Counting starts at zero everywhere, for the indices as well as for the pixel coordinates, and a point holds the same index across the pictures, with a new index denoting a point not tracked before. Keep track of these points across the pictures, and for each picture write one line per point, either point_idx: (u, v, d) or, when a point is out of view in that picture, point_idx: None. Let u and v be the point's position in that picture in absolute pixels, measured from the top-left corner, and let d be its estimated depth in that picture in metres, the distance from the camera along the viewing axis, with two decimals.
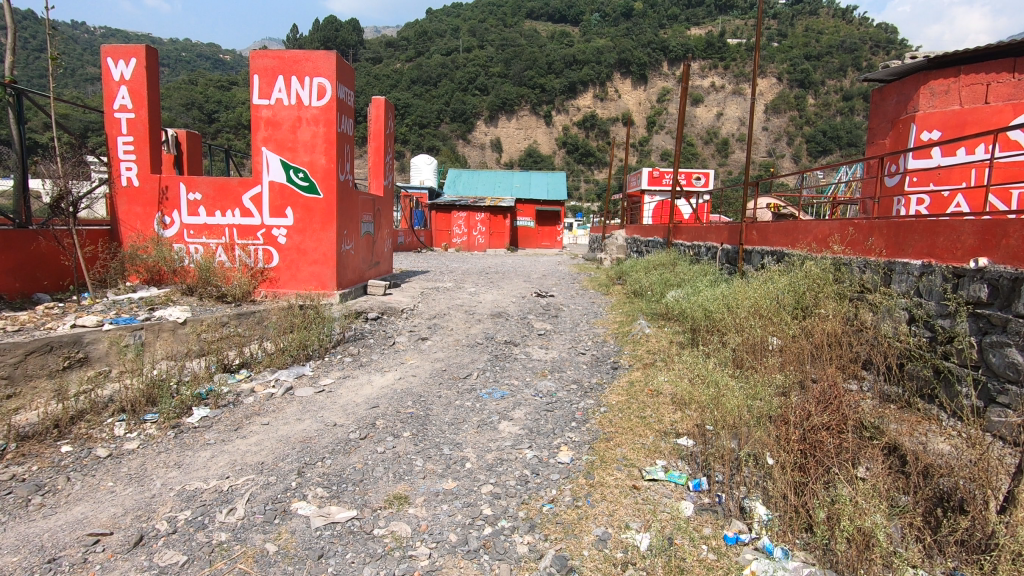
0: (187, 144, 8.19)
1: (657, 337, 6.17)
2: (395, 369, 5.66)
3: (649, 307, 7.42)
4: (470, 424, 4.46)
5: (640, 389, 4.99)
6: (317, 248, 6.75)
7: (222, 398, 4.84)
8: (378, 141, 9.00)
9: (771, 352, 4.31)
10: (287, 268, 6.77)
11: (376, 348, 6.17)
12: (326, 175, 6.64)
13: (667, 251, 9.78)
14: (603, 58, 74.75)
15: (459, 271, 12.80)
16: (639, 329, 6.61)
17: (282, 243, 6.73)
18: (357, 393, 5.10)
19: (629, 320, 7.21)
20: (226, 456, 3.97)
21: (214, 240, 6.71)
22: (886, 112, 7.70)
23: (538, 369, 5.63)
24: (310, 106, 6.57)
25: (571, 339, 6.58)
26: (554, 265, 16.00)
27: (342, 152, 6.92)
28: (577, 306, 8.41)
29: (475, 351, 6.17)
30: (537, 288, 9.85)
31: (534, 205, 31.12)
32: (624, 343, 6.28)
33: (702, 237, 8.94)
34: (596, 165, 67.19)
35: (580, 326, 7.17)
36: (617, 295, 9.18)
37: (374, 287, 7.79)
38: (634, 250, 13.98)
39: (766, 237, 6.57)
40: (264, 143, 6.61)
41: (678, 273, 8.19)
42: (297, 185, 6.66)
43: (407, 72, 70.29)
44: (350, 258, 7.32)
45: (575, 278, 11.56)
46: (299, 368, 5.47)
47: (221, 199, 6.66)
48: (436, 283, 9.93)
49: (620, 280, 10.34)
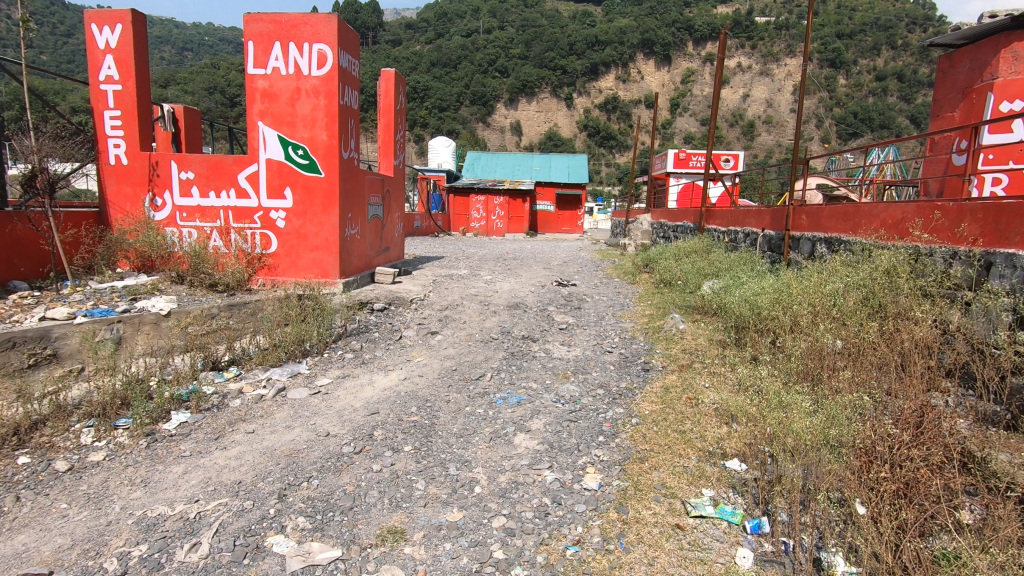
0: (185, 121, 7.64)
1: (694, 336, 5.49)
2: (400, 368, 5.09)
3: (683, 300, 6.73)
4: (481, 436, 3.87)
5: (677, 397, 4.35)
6: (318, 233, 6.19)
7: (205, 400, 4.33)
8: (388, 117, 8.36)
9: (837, 359, 3.64)
10: (286, 254, 6.23)
11: (381, 343, 5.61)
12: (327, 152, 6.06)
13: (699, 237, 9.04)
14: (626, 38, 72.74)
15: (476, 257, 12.18)
16: (673, 324, 5.93)
17: (281, 227, 6.19)
18: (355, 396, 4.54)
19: (661, 313, 6.54)
20: (200, 473, 3.44)
21: (208, 223, 6.19)
22: (956, 80, 6.79)
23: (560, 370, 5.01)
24: (309, 75, 5.96)
25: (596, 335, 5.95)
26: (575, 252, 15.32)
27: (346, 127, 6.32)
28: (601, 297, 7.75)
29: (489, 347, 5.58)
30: (558, 276, 9.22)
31: (554, 188, 30.29)
32: (656, 341, 5.62)
33: (740, 222, 8.16)
34: (618, 148, 65.73)
35: (605, 319, 6.52)
36: (645, 285, 8.49)
37: (382, 275, 7.23)
38: (661, 236, 13.19)
39: (819, 222, 5.80)
40: (260, 117, 6.04)
41: (715, 263, 7.44)
42: (296, 163, 6.09)
43: (426, 54, 69.27)
44: (355, 244, 6.76)
45: (598, 265, 10.87)
46: (294, 366, 4.96)
47: (215, 178, 6.13)
48: (451, 270, 9.37)
49: (647, 268, 9.63)
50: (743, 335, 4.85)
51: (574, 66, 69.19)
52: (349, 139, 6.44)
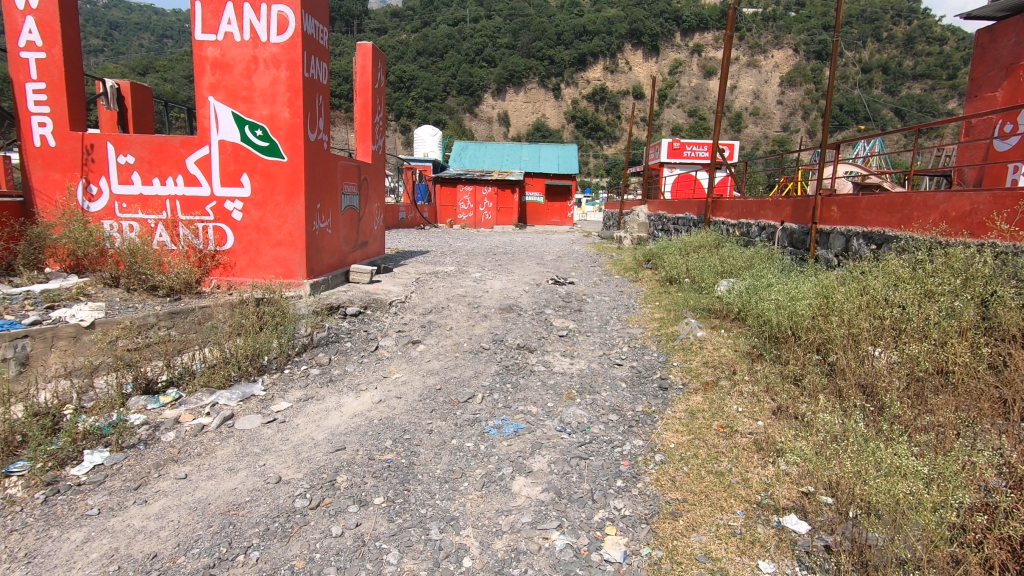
0: (132, 99, 6.74)
1: (716, 346, 4.77)
2: (374, 388, 4.29)
3: (698, 301, 6.01)
4: (471, 482, 3.11)
5: (705, 425, 3.62)
6: (281, 226, 5.36)
7: (130, 435, 3.51)
8: (365, 96, 7.50)
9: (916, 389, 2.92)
10: (244, 251, 5.39)
11: (353, 356, 4.81)
12: (291, 132, 5.22)
13: (706, 231, 8.33)
14: (614, 28, 71.89)
15: (464, 251, 11.38)
16: (691, 329, 5.20)
17: (238, 220, 5.35)
18: (317, 425, 3.75)
19: (674, 315, 5.81)
20: (105, 543, 2.64)
21: (152, 215, 5.33)
22: (998, 56, 6.10)
23: (563, 390, 4.25)
24: (267, 42, 5.10)
25: (602, 343, 5.20)
26: (568, 245, 14.55)
27: (313, 104, 5.47)
28: (603, 297, 7.00)
29: (479, 359, 4.82)
30: (552, 272, 8.46)
31: (543, 178, 29.51)
32: (672, 351, 4.88)
33: (753, 214, 7.45)
34: (607, 139, 64.97)
35: (611, 324, 5.78)
36: (650, 283, 7.75)
37: (359, 273, 6.41)
38: (659, 229, 12.48)
39: (854, 214, 5.09)
40: (211, 91, 5.16)
41: (729, 259, 6.73)
42: (254, 145, 5.24)
43: (412, 42, 67.81)
44: (326, 239, 5.94)
45: (595, 260, 10.12)
46: (246, 388, 4.14)
47: (159, 163, 5.26)
48: (436, 266, 8.55)
49: (648, 264, 8.91)
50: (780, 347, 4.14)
51: (562, 56, 68.31)
52: (317, 118, 5.60)
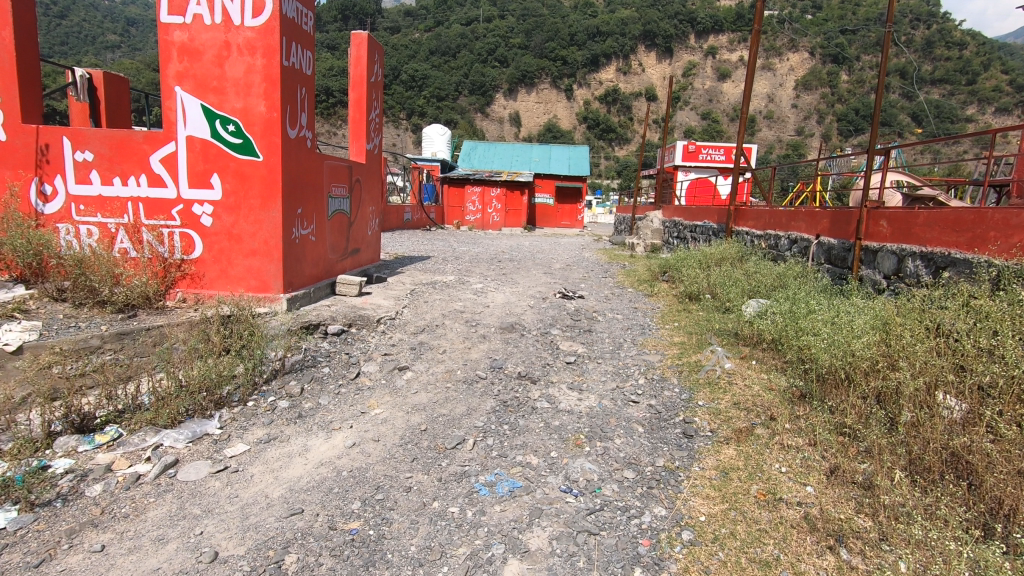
0: (105, 90, 6.21)
1: (749, 383, 4.11)
2: (349, 427, 3.68)
3: (725, 324, 5.35)
4: (453, 566, 2.47)
5: (742, 490, 2.96)
6: (255, 234, 4.76)
7: (47, 488, 2.90)
8: (360, 90, 6.89)
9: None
10: (214, 260, 4.81)
11: (329, 385, 4.21)
12: (268, 128, 4.64)
13: (728, 242, 7.65)
14: (627, 29, 71.15)
15: (467, 257, 10.77)
16: (719, 359, 4.54)
17: (207, 226, 4.77)
18: (274, 478, 3.13)
19: (698, 340, 5.14)
20: None
21: (112, 219, 4.76)
22: None
23: (569, 434, 3.62)
24: (241, 26, 4.52)
25: (614, 374, 4.55)
26: (578, 252, 13.89)
27: (294, 97, 4.89)
28: (616, 314, 6.35)
29: (474, 391, 4.19)
30: (560, 284, 7.81)
31: (553, 180, 28.86)
32: (696, 387, 4.21)
33: (782, 225, 6.78)
34: (618, 141, 64.19)
35: (625, 349, 5.12)
36: (668, 298, 7.10)
37: (346, 284, 5.83)
38: (675, 237, 11.80)
39: (910, 231, 4.42)
40: (178, 81, 4.59)
41: (758, 277, 6.06)
42: (225, 142, 4.65)
43: (424, 41, 67.39)
44: (308, 248, 5.35)
45: (606, 270, 9.46)
46: (199, 426, 3.54)
47: (120, 160, 4.70)
48: (435, 275, 7.94)
49: (664, 276, 8.23)
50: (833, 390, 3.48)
51: (574, 56, 67.67)
52: (299, 112, 5.01)
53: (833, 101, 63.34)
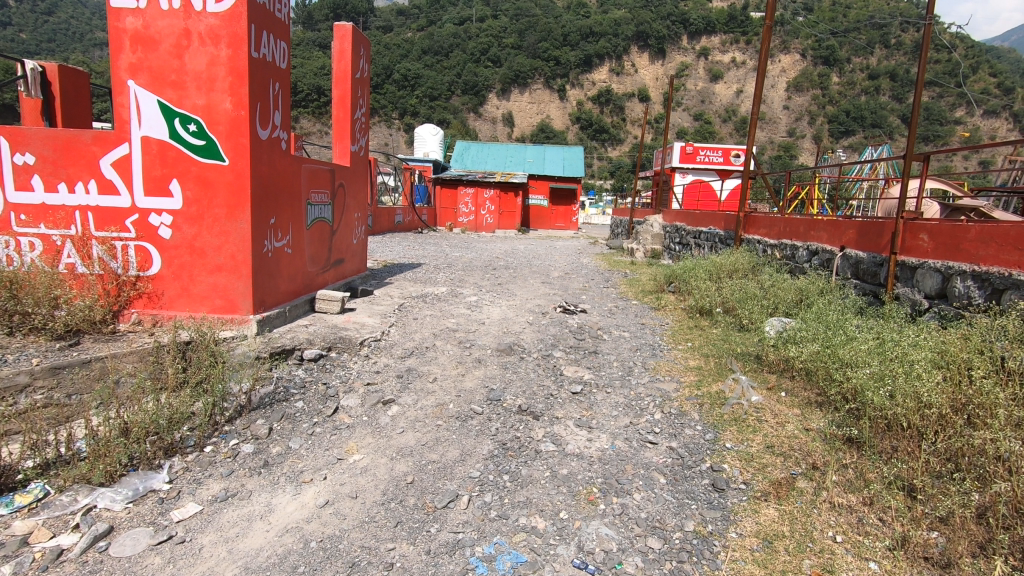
0: (60, 84, 5.63)
1: (783, 422, 3.60)
2: (322, 479, 3.13)
3: (747, 347, 4.84)
4: None
5: (794, 568, 2.44)
6: (220, 247, 4.21)
7: None
8: (344, 86, 6.33)
9: None
10: (174, 277, 4.26)
11: (302, 424, 3.66)
12: (234, 128, 4.08)
13: (739, 252, 7.17)
14: (621, 30, 70.92)
15: (460, 264, 10.23)
16: (744, 391, 4.02)
17: (166, 238, 4.21)
18: (228, 551, 2.57)
19: (718, 365, 4.64)
20: None
21: (57, 231, 4.19)
22: None
23: (580, 487, 3.10)
24: (203, 11, 3.97)
25: (627, 407, 4.03)
26: (575, 257, 13.40)
27: (265, 93, 4.34)
28: (622, 332, 5.83)
29: (469, 429, 3.66)
30: (560, 296, 7.29)
31: (548, 181, 28.38)
32: (721, 424, 3.70)
33: (799, 235, 6.30)
34: (612, 142, 63.85)
35: (635, 376, 4.60)
36: (677, 313, 6.59)
37: (328, 300, 5.31)
38: (676, 243, 11.34)
39: (957, 246, 3.95)
40: (131, 74, 4.03)
41: (777, 292, 5.57)
42: (185, 144, 4.10)
43: (416, 40, 66.74)
44: (283, 261, 4.80)
45: (607, 278, 8.96)
46: (145, 483, 2.97)
47: (65, 164, 4.13)
48: (426, 286, 7.39)
49: (670, 287, 7.74)
50: (891, 437, 2.97)
51: (567, 57, 67.34)
52: (272, 111, 4.46)
53: (825, 102, 63.38)
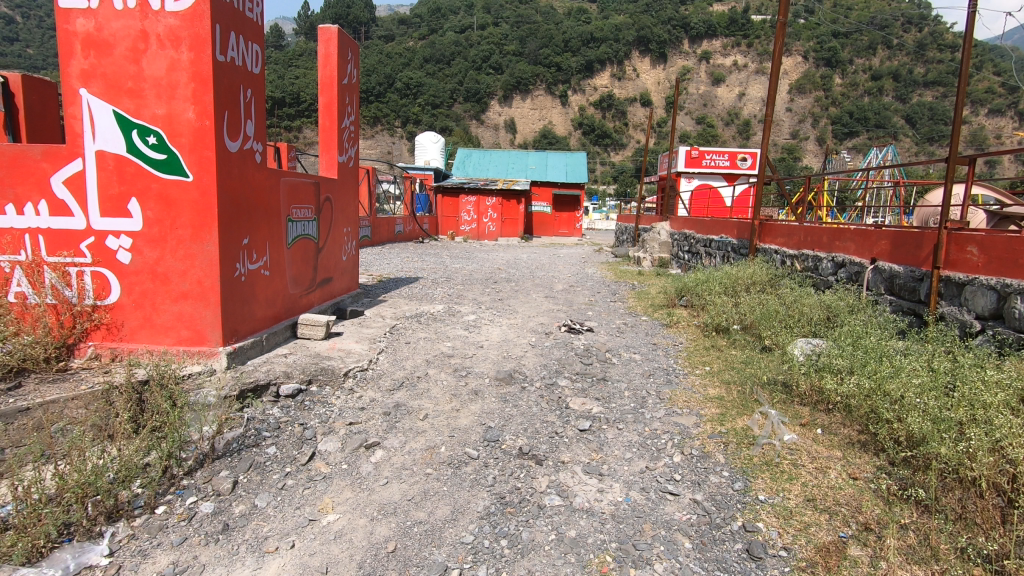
0: (25, 96, 5.22)
1: (824, 470, 3.12)
2: (289, 549, 2.66)
3: (774, 373, 4.36)
4: None
5: None
6: (185, 272, 3.78)
7: None
8: (330, 93, 5.93)
9: None
10: (136, 306, 3.83)
11: (272, 475, 3.21)
12: (198, 140, 3.67)
13: (756, 264, 6.70)
14: (622, 36, 70.85)
15: (460, 277, 9.81)
16: (777, 429, 3.54)
17: (125, 263, 3.79)
18: None
19: (743, 395, 4.15)
20: None
21: (3, 257, 3.76)
22: None
23: (591, 555, 2.62)
24: (162, 11, 3.56)
25: (642, 448, 3.56)
26: (579, 267, 12.97)
27: (235, 101, 3.93)
28: (633, 354, 5.36)
29: (462, 480, 3.20)
30: (564, 313, 6.84)
31: (550, 188, 28.01)
32: (751, 469, 3.23)
33: (823, 245, 5.83)
34: (614, 147, 63.53)
35: (650, 408, 4.12)
36: (691, 331, 6.10)
37: (312, 325, 4.85)
38: (685, 251, 10.88)
39: (1014, 260, 3.49)
40: (83, 81, 3.61)
41: (803, 309, 5.10)
42: (145, 158, 3.68)
43: (418, 49, 66.82)
44: (259, 284, 4.37)
45: (614, 291, 8.50)
46: (79, 560, 2.49)
47: (12, 182, 3.70)
48: (422, 304, 6.95)
49: (682, 301, 7.27)
50: (964, 497, 2.51)
51: (568, 63, 67.23)
52: (244, 120, 4.05)
53: (829, 104, 62.95)
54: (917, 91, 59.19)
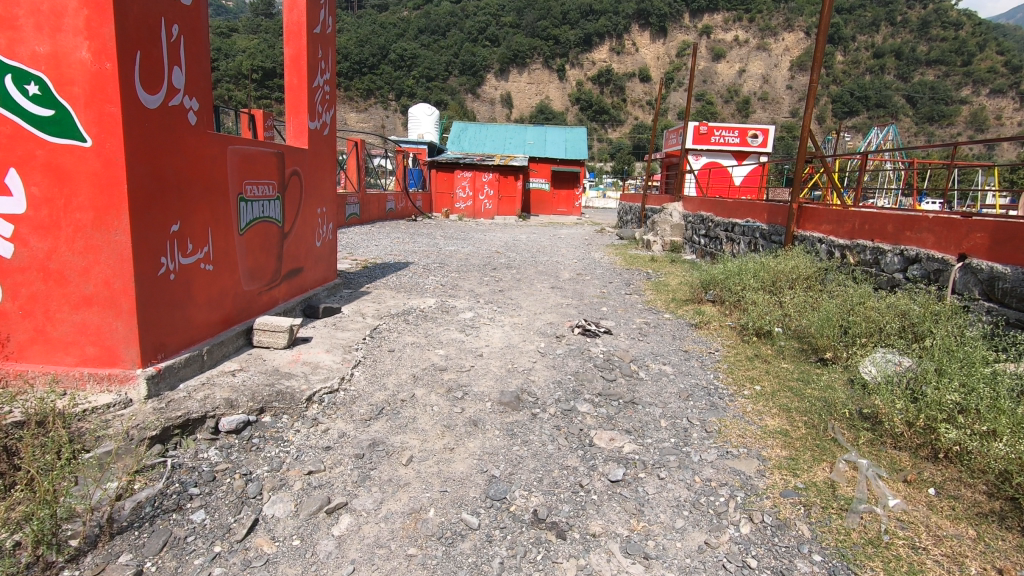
0: None
1: (959, 559, 2.24)
2: None
3: (848, 399, 3.50)
4: None
5: None
6: (86, 270, 2.82)
7: None
8: (298, 44, 4.88)
9: None
10: (23, 315, 2.87)
11: (191, 559, 2.27)
12: (97, 90, 2.67)
13: (797, 257, 5.80)
14: (621, 8, 68.85)
15: (456, 261, 8.86)
16: (877, 491, 2.66)
17: (7, 258, 2.82)
18: None
19: (816, 431, 3.26)
20: None
21: None
22: None
23: None
24: None
25: (697, 511, 2.69)
26: (583, 249, 12.03)
27: (153, 38, 2.92)
28: (663, 365, 4.46)
29: (456, 569, 2.29)
30: (575, 309, 5.94)
31: (549, 164, 26.86)
32: (856, 552, 2.35)
33: (887, 236, 4.91)
34: (612, 122, 61.96)
35: (696, 447, 3.21)
36: (726, 334, 5.21)
37: (272, 330, 3.92)
38: (701, 235, 9.96)
39: None
40: None
41: (872, 316, 4.20)
42: (24, 115, 2.68)
43: (412, 19, 64.65)
44: (198, 282, 3.41)
45: (627, 281, 7.60)
46: None
47: None
48: (410, 296, 6.00)
49: (708, 295, 6.34)
50: None
51: (567, 36, 65.32)
52: (169, 65, 3.05)
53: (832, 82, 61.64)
54: (919, 69, 58.16)
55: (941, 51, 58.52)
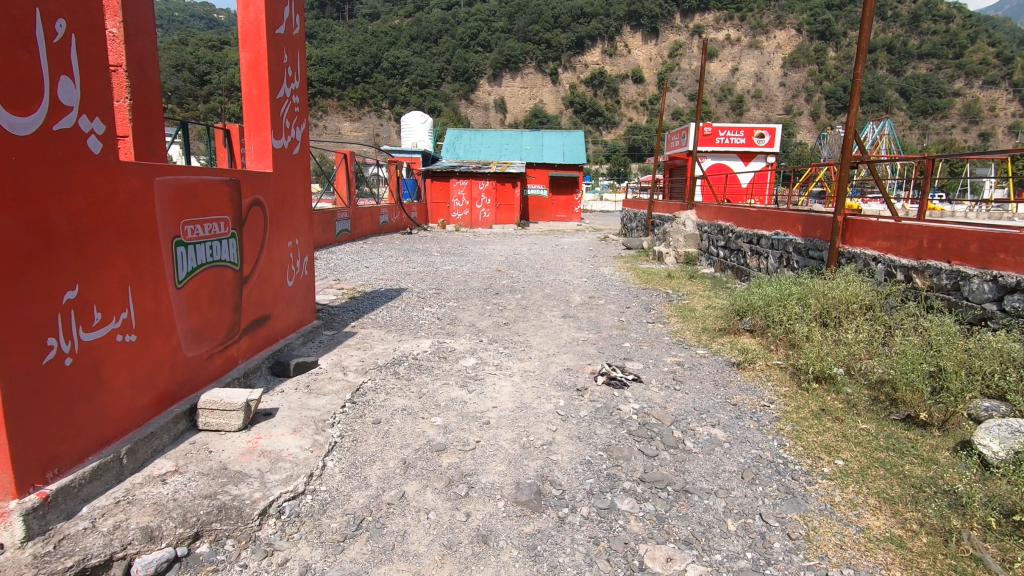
0: None
1: None
2: None
3: (974, 488, 2.66)
4: None
5: None
6: None
7: None
8: (257, 46, 4.04)
9: None
10: None
11: None
12: None
13: (850, 281, 4.98)
14: (612, 11, 68.54)
15: (454, 285, 8.02)
16: None
17: None
18: None
19: (942, 544, 2.42)
20: None
21: None
22: None
23: None
24: None
25: None
26: (591, 263, 11.20)
27: (22, 37, 2.10)
28: (712, 429, 3.61)
29: None
30: (594, 348, 5.10)
31: (547, 170, 26.11)
32: None
33: (969, 257, 4.09)
34: (607, 125, 61.31)
35: (783, 571, 2.37)
36: (777, 377, 4.38)
37: (222, 410, 3.08)
38: (720, 247, 9.13)
39: None
40: None
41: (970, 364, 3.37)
42: None
43: (403, 28, 64.25)
44: (112, 359, 2.57)
45: (646, 305, 6.77)
46: None
47: None
48: (401, 338, 5.14)
49: (744, 324, 5.50)
50: None
51: (559, 40, 64.87)
52: (52, 74, 2.23)
53: (825, 79, 61.29)
54: (913, 63, 57.81)
55: (934, 44, 58.19)
